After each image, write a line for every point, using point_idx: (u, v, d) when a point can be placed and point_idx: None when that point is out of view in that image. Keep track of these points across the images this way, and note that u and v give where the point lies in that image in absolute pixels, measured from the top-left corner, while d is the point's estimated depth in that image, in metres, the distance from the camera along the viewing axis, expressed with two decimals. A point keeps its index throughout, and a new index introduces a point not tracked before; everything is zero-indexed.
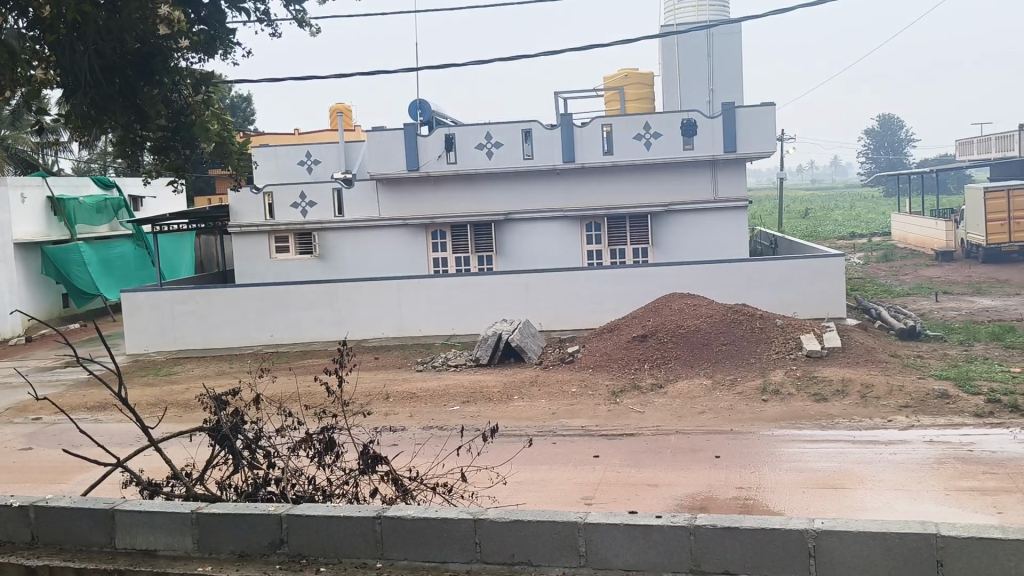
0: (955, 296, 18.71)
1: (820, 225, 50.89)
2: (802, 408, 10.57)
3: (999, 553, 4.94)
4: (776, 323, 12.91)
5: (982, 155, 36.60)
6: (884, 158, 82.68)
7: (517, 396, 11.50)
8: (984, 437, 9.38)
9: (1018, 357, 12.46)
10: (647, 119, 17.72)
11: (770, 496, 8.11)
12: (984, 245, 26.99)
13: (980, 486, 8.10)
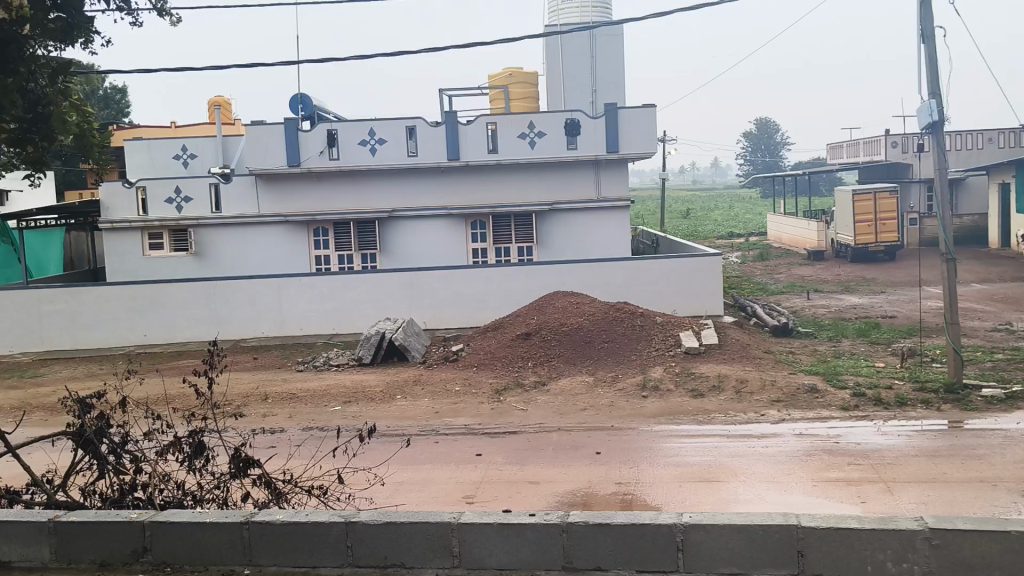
0: (825, 294, 19.53)
1: (700, 224, 52.48)
2: (680, 403, 10.81)
3: (855, 542, 5.25)
4: (656, 321, 13.18)
5: (851, 159, 38.36)
6: (761, 160, 85.64)
7: (400, 396, 11.40)
8: (849, 430, 9.78)
9: (883, 353, 13.07)
10: (532, 119, 17.83)
11: (648, 491, 8.26)
12: (853, 246, 28.26)
13: (846, 477, 8.44)
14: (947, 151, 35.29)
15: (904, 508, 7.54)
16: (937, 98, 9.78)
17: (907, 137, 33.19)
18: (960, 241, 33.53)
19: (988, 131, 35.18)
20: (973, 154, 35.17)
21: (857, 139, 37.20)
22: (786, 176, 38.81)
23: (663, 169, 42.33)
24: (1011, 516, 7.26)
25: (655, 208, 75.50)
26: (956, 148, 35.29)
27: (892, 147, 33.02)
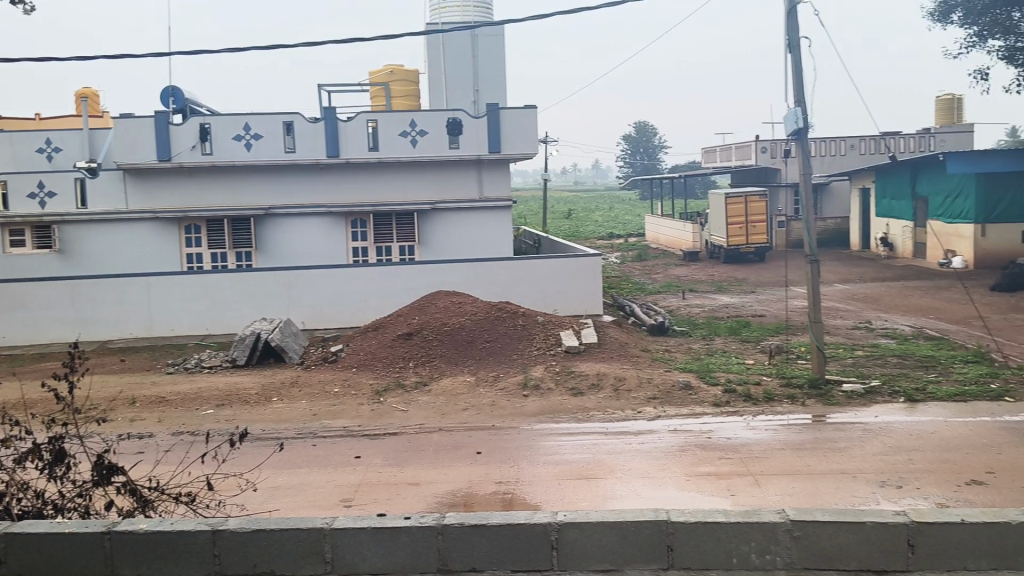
0: (699, 294, 20.15)
1: (581, 224, 53.42)
2: (560, 402, 10.95)
3: (722, 535, 5.43)
4: (537, 320, 13.33)
5: (724, 163, 39.72)
6: (640, 163, 87.60)
7: (275, 398, 11.15)
8: (720, 425, 10.12)
9: (752, 350, 13.57)
10: (413, 117, 17.76)
11: (527, 489, 8.32)
12: (726, 247, 29.25)
13: (717, 471, 8.72)
14: (813, 156, 36.93)
15: (770, 501, 7.84)
16: (802, 106, 10.21)
17: (776, 142, 34.61)
18: (825, 243, 35.18)
19: (849, 138, 36.99)
20: (836, 159, 36.94)
21: (730, 144, 38.59)
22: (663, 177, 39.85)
23: (544, 170, 42.83)
24: (868, 506, 7.65)
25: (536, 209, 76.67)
26: (820, 153, 36.98)
27: (763, 152, 34.33)
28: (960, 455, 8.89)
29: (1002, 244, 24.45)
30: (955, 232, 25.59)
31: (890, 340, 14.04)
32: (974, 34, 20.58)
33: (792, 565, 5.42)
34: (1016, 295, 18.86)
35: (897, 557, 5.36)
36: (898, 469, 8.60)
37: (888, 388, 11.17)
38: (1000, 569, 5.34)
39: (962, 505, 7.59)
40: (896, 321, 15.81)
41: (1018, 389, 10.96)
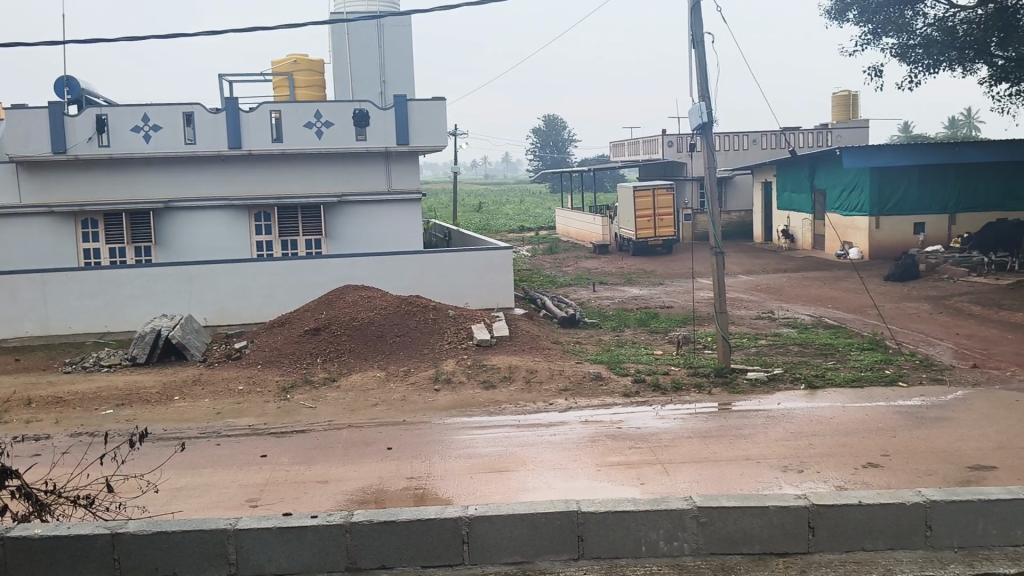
0: (609, 286, 20.39)
1: (492, 218, 53.49)
2: (471, 395, 10.92)
3: (631, 524, 5.49)
4: (449, 314, 13.26)
5: (632, 157, 40.31)
6: (549, 156, 88.23)
7: (178, 397, 10.82)
8: (630, 415, 10.25)
9: (660, 341, 13.81)
10: (318, 108, 17.43)
11: (439, 483, 8.27)
12: (634, 240, 29.68)
13: (627, 460, 8.82)
14: (717, 151, 37.78)
15: (678, 488, 7.98)
16: (707, 101, 10.40)
17: (681, 137, 35.29)
18: (729, 235, 36.06)
19: (751, 133, 37.96)
20: (740, 154, 37.88)
21: (637, 138, 39.18)
22: (573, 171, 40.20)
23: (454, 163, 42.72)
24: (772, 491, 7.86)
25: (447, 203, 76.55)
26: (724, 148, 37.85)
27: (669, 146, 34.97)
28: (857, 439, 9.21)
29: (894, 236, 25.48)
30: (850, 224, 26.55)
31: (792, 329, 14.46)
32: (869, 32, 21.23)
33: (699, 551, 5.52)
34: (908, 285, 19.68)
35: (799, 540, 5.52)
36: (799, 454, 8.86)
37: (790, 375, 11.51)
38: (894, 548, 5.55)
39: (859, 487, 7.87)
40: (797, 311, 16.29)
41: (910, 374, 11.43)
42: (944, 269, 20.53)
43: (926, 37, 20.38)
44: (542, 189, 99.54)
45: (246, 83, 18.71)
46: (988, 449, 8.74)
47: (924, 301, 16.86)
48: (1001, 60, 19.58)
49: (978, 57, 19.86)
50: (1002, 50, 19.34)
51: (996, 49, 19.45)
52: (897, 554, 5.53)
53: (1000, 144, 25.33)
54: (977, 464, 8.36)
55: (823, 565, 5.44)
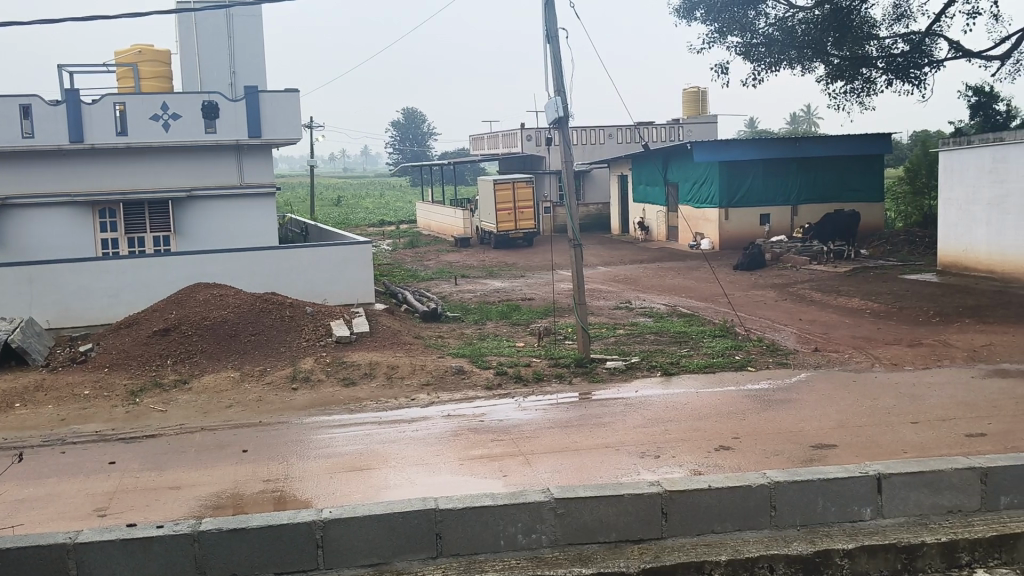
0: (471, 279, 20.44)
1: (351, 213, 52.67)
2: (330, 394, 10.74)
3: (487, 518, 5.51)
4: (307, 311, 12.97)
5: (492, 150, 40.60)
6: (409, 150, 87.78)
7: (18, 405, 10.17)
8: (492, 407, 10.32)
9: (522, 333, 13.96)
10: (165, 100, 16.71)
11: (299, 485, 8.08)
12: (495, 233, 29.78)
13: (488, 453, 8.86)
14: (575, 144, 38.49)
15: (540, 478, 8.10)
16: (562, 95, 10.55)
17: (540, 131, 35.69)
18: (587, 226, 36.85)
19: (606, 127, 38.90)
20: (596, 148, 38.72)
21: (496, 132, 39.52)
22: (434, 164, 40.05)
23: (310, 156, 41.92)
24: (630, 477, 8.07)
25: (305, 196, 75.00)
26: (580, 142, 38.64)
27: (528, 140, 35.49)
28: (710, 424, 9.57)
29: (742, 225, 26.66)
30: (701, 216, 27.65)
31: (648, 318, 14.89)
32: (715, 31, 21.71)
33: (556, 542, 5.61)
34: (756, 273, 20.61)
35: (652, 527, 5.68)
36: (656, 439, 9.14)
37: (647, 363, 11.86)
38: (742, 529, 5.79)
39: (713, 471, 8.17)
40: (652, 300, 16.78)
41: (758, 359, 11.97)
42: (787, 257, 21.65)
43: (768, 36, 21.00)
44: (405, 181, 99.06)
45: (88, 75, 16.98)
46: (829, 428, 9.25)
47: (770, 288, 17.72)
48: (836, 59, 20.49)
49: (815, 56, 20.59)
50: (838, 49, 20.21)
51: (831, 48, 20.28)
52: (745, 534, 5.76)
53: (839, 138, 26.81)
54: (819, 443, 8.83)
55: (676, 549, 5.60)
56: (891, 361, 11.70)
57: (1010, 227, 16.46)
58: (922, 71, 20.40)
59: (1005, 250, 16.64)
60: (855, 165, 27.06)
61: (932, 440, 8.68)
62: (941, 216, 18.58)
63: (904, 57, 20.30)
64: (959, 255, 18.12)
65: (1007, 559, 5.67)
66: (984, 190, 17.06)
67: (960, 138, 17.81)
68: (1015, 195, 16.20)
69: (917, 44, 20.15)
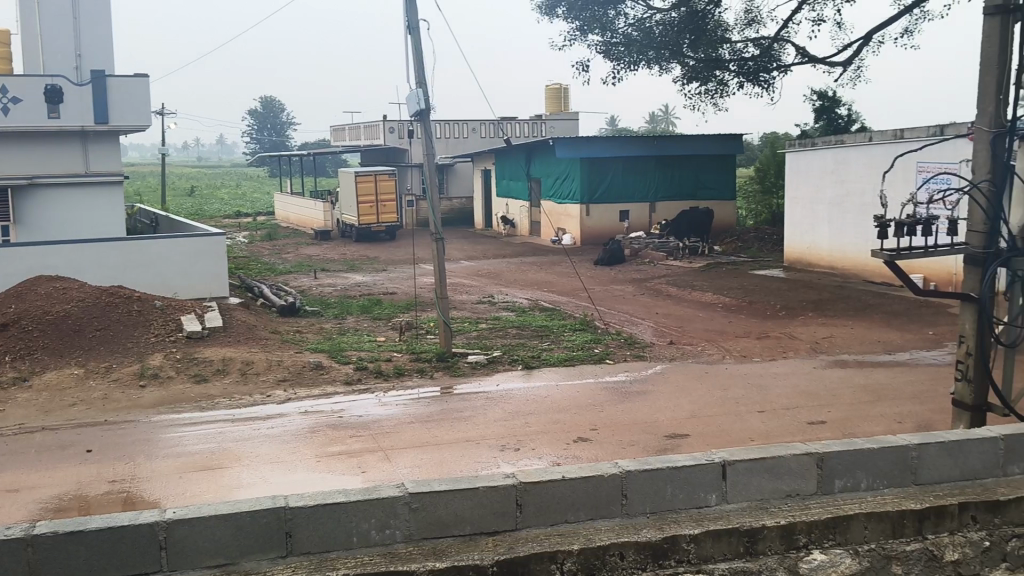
0: (331, 273, 20.10)
1: (206, 203, 50.87)
2: (181, 391, 10.32)
3: (342, 517, 4.84)
4: (155, 304, 12.44)
5: (355, 143, 40.06)
6: (266, 139, 85.73)
7: None
8: (351, 403, 10.16)
9: (383, 327, 13.81)
10: (4, 82, 15.65)
11: (146, 486, 7.70)
12: (356, 225, 29.46)
13: (347, 449, 8.71)
14: (438, 138, 38.43)
15: (399, 474, 8.01)
16: (424, 88, 10.47)
17: (402, 123, 35.64)
18: (451, 221, 36.89)
19: (470, 122, 39.00)
20: (459, 142, 38.77)
21: (359, 123, 39.01)
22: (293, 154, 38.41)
23: (163, 144, 40.24)
24: (490, 471, 8.10)
25: (157, 186, 71.97)
26: (445, 136, 38.60)
27: (390, 132, 35.02)
28: (568, 416, 9.71)
29: (603, 222, 27.27)
30: (564, 212, 28.09)
31: (510, 313, 14.99)
32: (576, 28, 21.43)
33: (411, 537, 4.97)
34: (616, 269, 21.10)
35: (506, 518, 5.10)
36: (516, 433, 9.19)
37: (508, 357, 11.94)
38: (594, 519, 5.24)
39: (570, 462, 8.29)
40: (514, 295, 16.91)
41: (616, 353, 12.23)
42: (645, 253, 22.29)
43: (627, 35, 20.95)
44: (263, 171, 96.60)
45: None
46: (682, 418, 9.55)
47: (629, 283, 18.15)
48: (692, 61, 20.71)
49: (672, 57, 20.76)
50: (693, 51, 20.47)
51: (687, 49, 20.54)
52: (596, 524, 5.22)
53: (695, 138, 27.71)
54: (672, 432, 9.10)
55: (531, 540, 5.05)
56: (741, 353, 12.19)
57: (850, 226, 17.42)
58: (771, 74, 20.93)
59: (846, 248, 17.59)
60: (711, 164, 28.04)
61: (777, 428, 9.08)
62: (788, 215, 19.49)
63: (754, 61, 20.78)
64: (805, 251, 19.05)
65: (841, 540, 5.24)
66: (827, 189, 18.01)
67: (804, 140, 18.70)
68: (854, 196, 17.13)
69: (766, 49, 20.70)
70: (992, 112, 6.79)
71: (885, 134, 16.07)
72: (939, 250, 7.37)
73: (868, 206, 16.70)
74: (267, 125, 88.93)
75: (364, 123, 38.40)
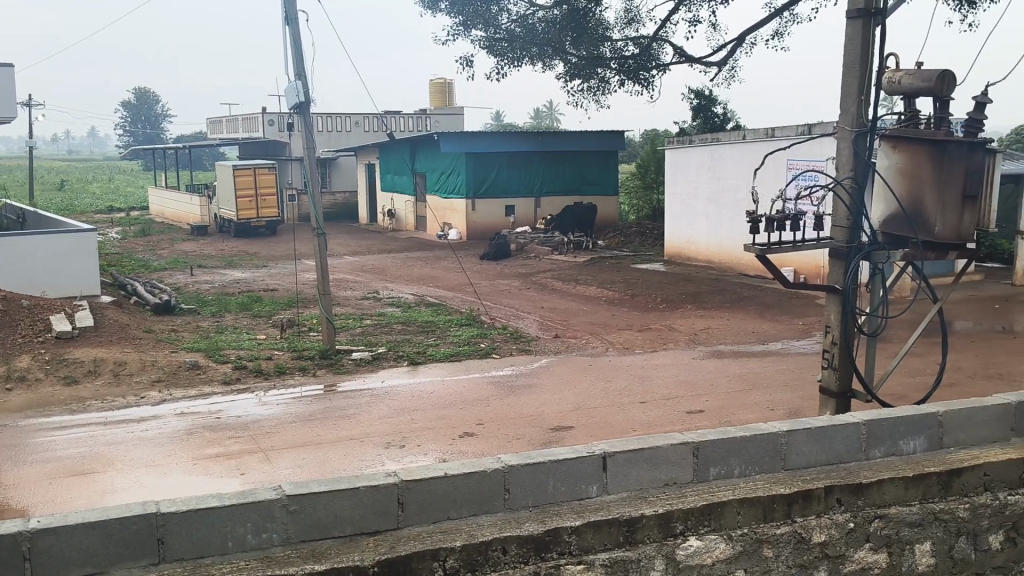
0: (208, 270, 19.47)
1: (75, 198, 48.64)
2: (50, 394, 9.82)
3: (219, 522, 4.50)
4: (22, 304, 11.84)
5: (234, 135, 38.95)
6: (140, 131, 82.55)
7: None
8: (230, 403, 9.89)
9: (264, 325, 13.50)
10: None
11: (11, 494, 7.31)
12: (235, 220, 28.69)
13: (225, 451, 8.46)
14: (319, 131, 37.81)
15: (280, 474, 7.84)
16: (302, 80, 10.27)
17: (283, 116, 34.98)
18: (334, 215, 36.37)
19: (353, 116, 38.53)
20: (342, 135, 38.22)
21: (237, 116, 38.07)
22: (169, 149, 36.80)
23: (29, 136, 38.27)
24: (374, 468, 8.03)
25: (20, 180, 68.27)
26: (327, 129, 38.01)
27: (270, 125, 34.66)
28: (454, 411, 9.71)
29: (488, 216, 27.37)
30: (449, 206, 28.06)
31: (395, 308, 14.87)
32: (458, 23, 20.93)
33: (289, 540, 4.66)
34: (502, 263, 21.21)
35: (387, 517, 4.85)
36: (400, 429, 9.12)
37: (393, 353, 11.84)
38: (476, 514, 5.09)
39: (455, 457, 8.29)
40: (399, 290, 16.79)
41: (502, 347, 12.30)
42: (531, 248, 22.47)
43: (510, 32, 20.67)
44: (139, 163, 92.95)
45: None
46: (566, 411, 9.68)
47: (514, 278, 18.26)
48: (574, 58, 20.94)
49: (555, 54, 20.86)
50: (575, 48, 20.72)
51: (569, 46, 20.75)
52: (479, 519, 5.07)
53: (580, 134, 28.09)
54: (557, 425, 9.21)
55: (414, 539, 4.81)
56: (623, 345, 12.44)
57: (725, 221, 18.00)
58: (650, 73, 21.41)
59: (722, 242, 18.18)
60: (595, 160, 28.49)
61: (658, 418, 9.31)
62: (668, 210, 19.97)
63: (634, 59, 21.25)
64: (684, 246, 19.57)
65: (715, 526, 5.29)
66: (704, 185, 18.57)
67: (683, 137, 19.21)
68: (729, 192, 17.72)
69: (645, 48, 21.17)
70: (854, 111, 7.10)
71: (758, 133, 16.68)
72: (807, 245, 7.65)
73: (742, 202, 17.31)
74: (142, 117, 85.52)
75: (243, 115, 37.51)
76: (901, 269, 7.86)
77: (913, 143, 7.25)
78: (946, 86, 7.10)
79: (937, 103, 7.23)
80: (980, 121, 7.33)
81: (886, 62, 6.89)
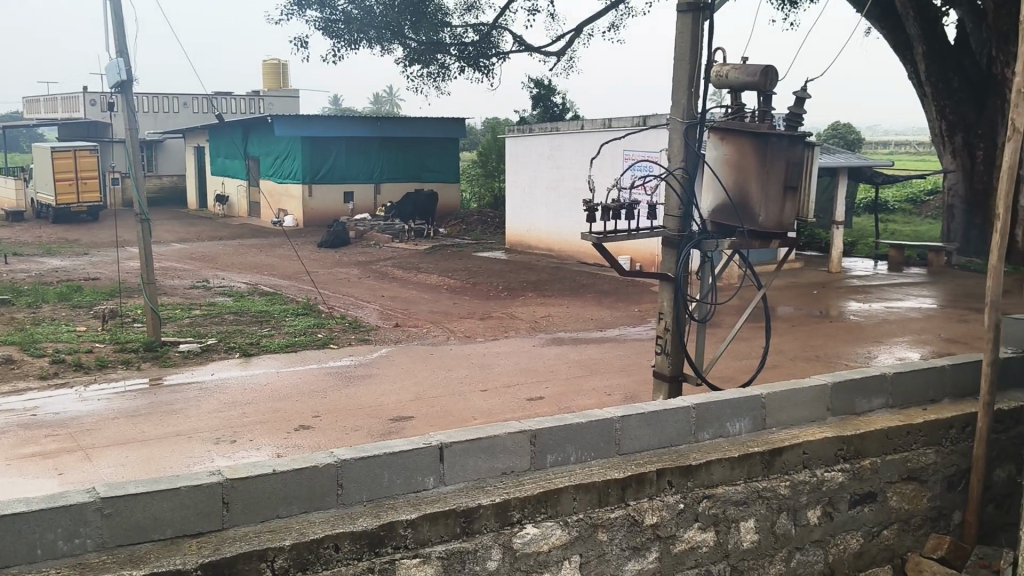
0: (22, 257, 18.01)
1: None
2: None
3: (27, 529, 3.99)
4: None
5: (51, 114, 36.41)
6: None
7: None
8: (46, 400, 9.15)
9: (84, 316, 12.60)
10: None
11: None
12: (54, 205, 26.74)
13: (42, 451, 7.81)
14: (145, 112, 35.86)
15: (102, 474, 7.30)
16: (125, 56, 9.59)
17: (105, 95, 33.14)
18: (160, 200, 34.58)
19: (182, 96, 36.83)
20: (170, 117, 36.47)
21: (56, 95, 35.74)
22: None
23: None
24: (204, 465, 7.59)
25: None
26: (152, 110, 36.12)
27: (91, 104, 33.08)
28: (291, 404, 9.35)
29: (326, 203, 26.71)
30: (285, 192, 27.18)
31: (228, 298, 14.25)
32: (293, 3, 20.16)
33: (104, 546, 4.19)
34: (341, 251, 20.75)
35: (210, 518, 4.46)
36: (232, 424, 8.71)
37: (224, 344, 11.32)
38: (307, 512, 4.76)
39: (293, 452, 7.97)
40: (233, 279, 16.10)
41: (341, 337, 11.99)
42: (371, 236, 22.14)
43: (346, 13, 19.96)
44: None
45: None
46: (407, 400, 9.51)
47: (354, 266, 17.87)
48: (413, 43, 20.68)
49: (393, 38, 20.52)
50: (414, 33, 20.48)
51: (408, 31, 20.48)
52: (311, 517, 4.75)
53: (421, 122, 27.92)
54: (397, 415, 9.03)
55: (240, 540, 4.45)
56: (464, 334, 12.37)
57: (564, 210, 18.28)
58: (490, 60, 21.38)
59: (561, 231, 18.44)
60: (437, 148, 28.39)
61: (499, 406, 9.30)
62: (509, 199, 20.04)
63: (474, 46, 21.19)
64: (524, 235, 19.74)
65: (551, 513, 5.25)
66: (543, 175, 18.79)
67: (523, 126, 19.37)
68: (568, 181, 18.01)
69: (485, 35, 21.16)
70: (686, 103, 7.25)
71: (595, 123, 17.00)
72: (641, 233, 7.76)
73: (580, 191, 17.62)
74: None
75: (62, 93, 35.27)
76: (728, 257, 8.08)
77: (739, 135, 7.48)
78: (769, 81, 7.38)
79: (761, 98, 7.51)
80: (799, 115, 7.70)
81: (715, 55, 7.09)
